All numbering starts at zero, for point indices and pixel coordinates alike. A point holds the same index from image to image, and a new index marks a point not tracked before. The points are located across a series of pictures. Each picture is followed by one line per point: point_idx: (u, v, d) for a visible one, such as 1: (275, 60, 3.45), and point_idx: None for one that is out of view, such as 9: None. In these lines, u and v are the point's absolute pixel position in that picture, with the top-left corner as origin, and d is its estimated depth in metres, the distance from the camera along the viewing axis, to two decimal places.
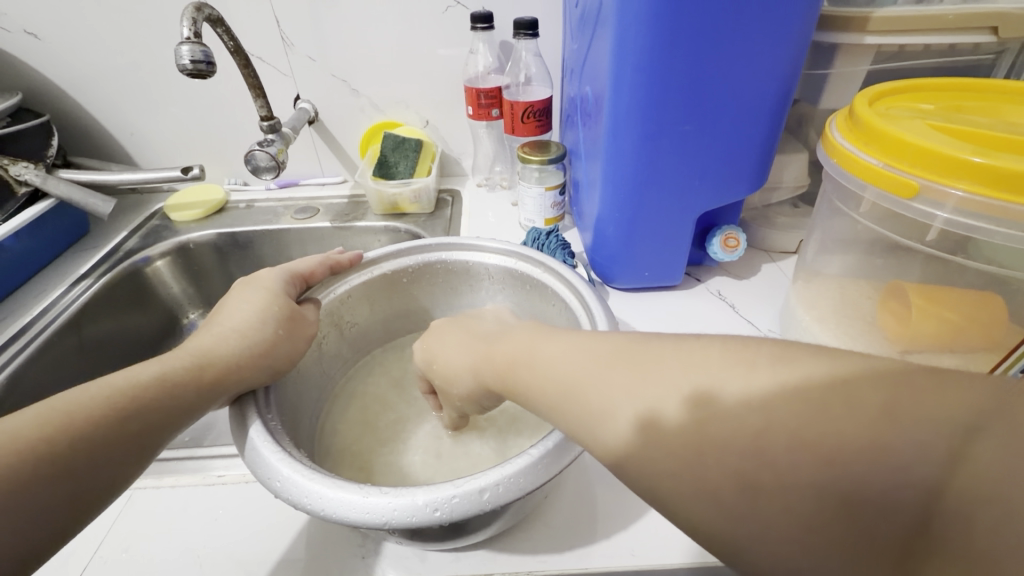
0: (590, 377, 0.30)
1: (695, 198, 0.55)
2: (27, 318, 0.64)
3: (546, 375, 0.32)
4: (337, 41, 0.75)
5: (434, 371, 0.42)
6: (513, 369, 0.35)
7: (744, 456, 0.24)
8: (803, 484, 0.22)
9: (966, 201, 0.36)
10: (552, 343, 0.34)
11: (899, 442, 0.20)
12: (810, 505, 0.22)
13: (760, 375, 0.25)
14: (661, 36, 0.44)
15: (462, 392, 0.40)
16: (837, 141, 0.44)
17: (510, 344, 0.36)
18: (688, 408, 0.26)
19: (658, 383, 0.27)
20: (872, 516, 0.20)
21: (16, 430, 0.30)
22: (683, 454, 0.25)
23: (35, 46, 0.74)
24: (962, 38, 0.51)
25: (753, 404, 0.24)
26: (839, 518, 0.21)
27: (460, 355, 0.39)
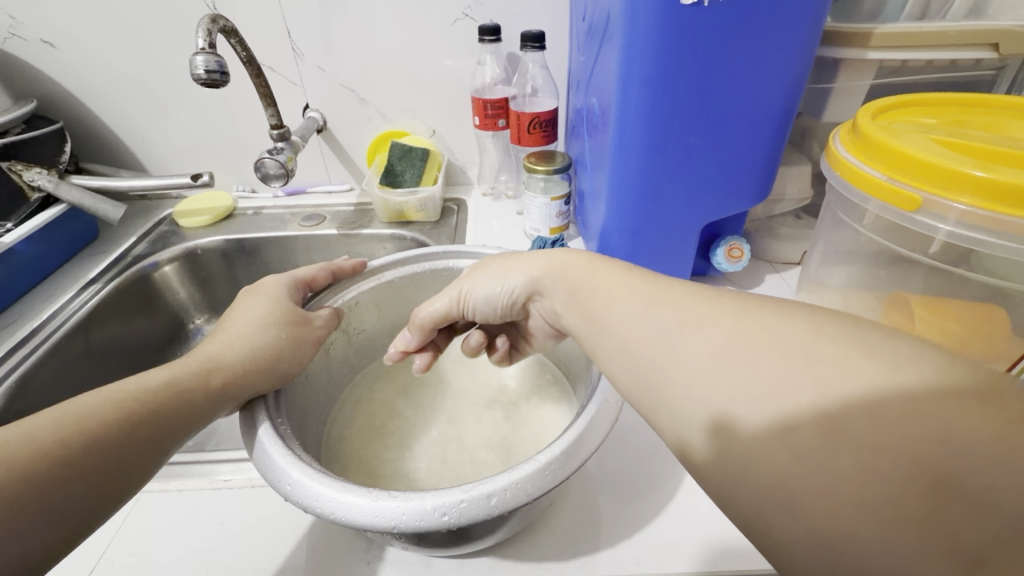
0: (649, 306, 0.29)
1: (700, 208, 0.55)
2: (36, 321, 0.64)
3: (584, 301, 0.33)
4: (346, 52, 0.76)
5: (476, 267, 0.43)
6: (572, 279, 0.34)
7: (795, 407, 0.21)
8: (866, 443, 0.19)
9: (967, 215, 0.36)
10: (595, 278, 0.33)
11: (977, 434, 0.18)
12: (884, 465, 0.18)
13: (817, 360, 0.22)
14: (667, 48, 0.45)
15: (491, 272, 0.40)
16: (840, 155, 0.44)
17: (570, 259, 0.36)
18: (728, 404, 0.23)
19: (697, 352, 0.25)
20: (945, 485, 0.18)
21: (30, 432, 0.30)
22: (712, 451, 0.23)
23: (50, 54, 0.76)
24: (964, 54, 0.52)
25: (807, 396, 0.21)
26: (916, 486, 0.18)
27: (507, 264, 0.40)
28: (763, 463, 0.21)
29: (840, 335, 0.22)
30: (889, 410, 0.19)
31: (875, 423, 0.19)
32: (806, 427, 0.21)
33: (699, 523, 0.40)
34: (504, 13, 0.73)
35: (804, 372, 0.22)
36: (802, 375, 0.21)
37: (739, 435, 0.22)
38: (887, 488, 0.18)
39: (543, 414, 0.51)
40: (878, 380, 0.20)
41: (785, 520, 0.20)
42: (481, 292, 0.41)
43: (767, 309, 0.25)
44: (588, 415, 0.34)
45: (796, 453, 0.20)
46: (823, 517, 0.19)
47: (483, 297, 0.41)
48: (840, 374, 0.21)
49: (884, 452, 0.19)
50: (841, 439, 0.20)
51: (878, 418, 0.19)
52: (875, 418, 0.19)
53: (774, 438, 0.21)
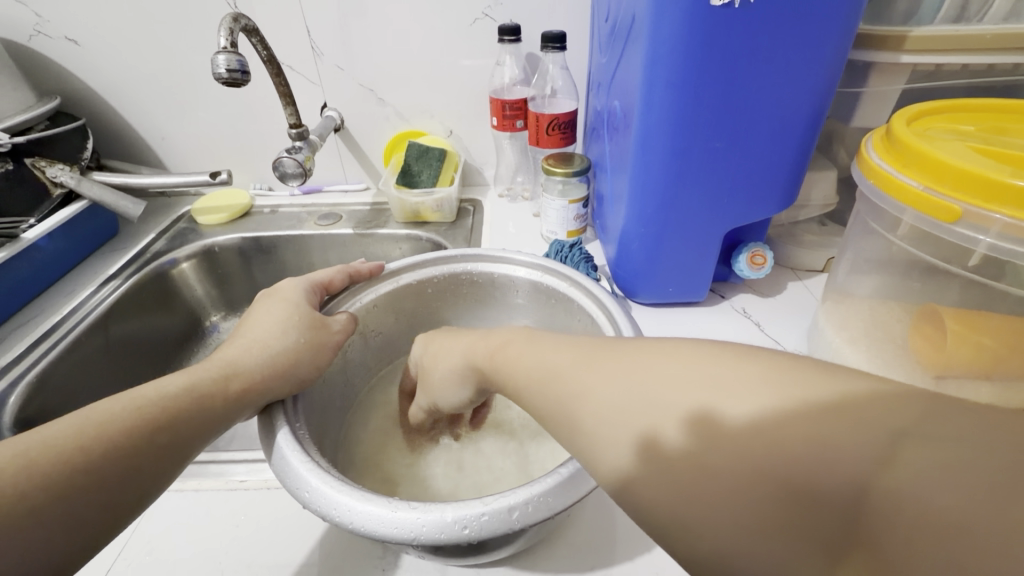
0: (577, 363, 0.31)
1: (723, 214, 0.54)
2: (56, 318, 0.65)
3: (526, 365, 0.34)
4: (365, 51, 0.76)
5: (428, 358, 0.45)
6: (502, 352, 0.36)
7: (695, 434, 0.23)
8: (743, 465, 0.22)
9: (1010, 227, 0.35)
10: (532, 344, 0.35)
11: (836, 438, 0.20)
12: (750, 484, 0.21)
13: (707, 390, 0.24)
14: (693, 52, 0.44)
15: (443, 375, 0.42)
16: (874, 162, 0.43)
17: (505, 332, 0.38)
18: (656, 418, 0.25)
19: (611, 397, 0.27)
20: (805, 505, 0.20)
21: (52, 438, 0.30)
22: (650, 456, 0.25)
23: (74, 52, 0.77)
24: (1001, 59, 0.51)
25: (757, 408, 0.23)
26: (778, 503, 0.20)
27: (451, 356, 0.42)
28: (716, 463, 0.22)
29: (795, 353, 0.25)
30: (829, 412, 0.21)
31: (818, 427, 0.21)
32: (756, 431, 0.22)
33: None
34: (525, 13, 0.73)
35: (752, 384, 0.24)
36: (748, 390, 0.23)
37: (701, 437, 0.23)
38: (759, 489, 0.21)
39: None
40: (819, 390, 0.22)
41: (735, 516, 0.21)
42: (442, 396, 0.43)
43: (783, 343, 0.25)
44: None
45: (745, 452, 0.22)
46: (767, 511, 0.21)
47: (444, 399, 0.43)
48: (786, 384, 0.23)
49: (757, 459, 0.21)
50: (785, 440, 0.21)
51: (819, 417, 0.21)
52: (817, 419, 0.21)
53: (727, 438, 0.23)
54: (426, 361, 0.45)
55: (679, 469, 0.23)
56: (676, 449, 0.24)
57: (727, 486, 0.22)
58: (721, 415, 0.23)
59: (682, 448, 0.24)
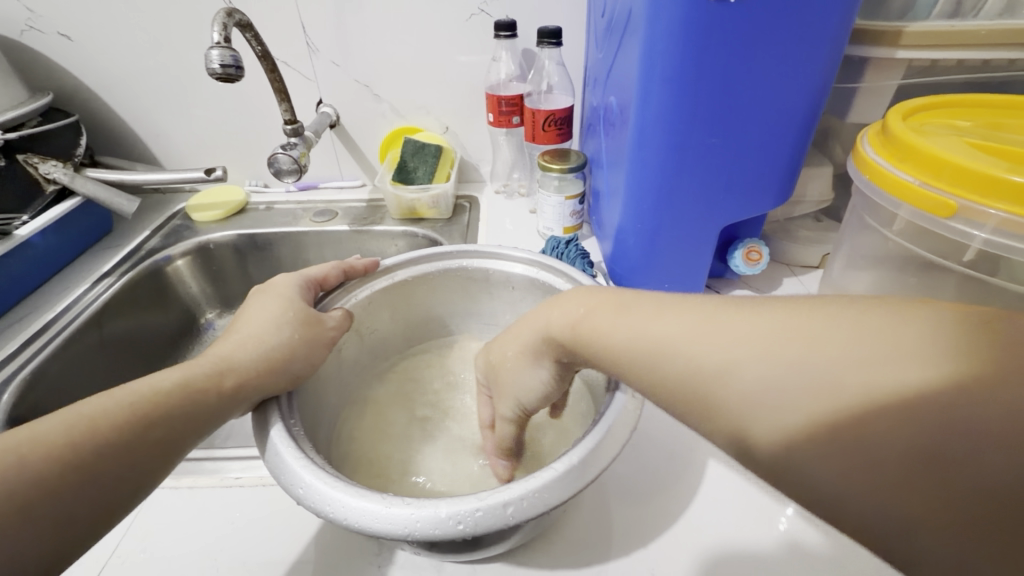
0: (651, 338, 0.29)
1: (720, 210, 0.54)
2: (50, 315, 0.65)
3: (611, 333, 0.30)
4: (361, 47, 0.76)
5: (500, 372, 0.40)
6: (582, 324, 0.32)
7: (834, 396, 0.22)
8: (908, 430, 0.20)
9: (1005, 222, 0.35)
10: (611, 311, 0.31)
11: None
12: (911, 451, 0.20)
13: (847, 349, 0.22)
14: (690, 47, 0.44)
15: (514, 374, 0.38)
16: (870, 157, 0.43)
17: (594, 301, 0.33)
18: (788, 382, 0.23)
19: (729, 355, 0.25)
20: (979, 467, 0.19)
21: (44, 434, 0.30)
22: (784, 416, 0.23)
23: (67, 47, 0.76)
24: (997, 54, 0.51)
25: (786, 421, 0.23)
26: (949, 468, 0.19)
27: (523, 352, 0.37)
28: (772, 472, 0.24)
29: (816, 330, 0.23)
30: (863, 415, 0.21)
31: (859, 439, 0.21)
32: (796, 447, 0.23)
33: (715, 528, 0.39)
34: (521, 8, 0.72)
35: (771, 387, 0.24)
36: (773, 399, 0.24)
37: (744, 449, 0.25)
38: (929, 455, 0.20)
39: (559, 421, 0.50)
40: (909, 366, 0.21)
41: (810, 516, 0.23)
42: (525, 397, 0.38)
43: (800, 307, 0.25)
44: (606, 424, 0.33)
45: (796, 464, 0.23)
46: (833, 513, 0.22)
47: (526, 395, 0.38)
48: (811, 381, 0.23)
49: (920, 426, 0.20)
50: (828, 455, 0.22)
51: (856, 431, 0.21)
52: (857, 427, 0.21)
53: (808, 430, 0.22)
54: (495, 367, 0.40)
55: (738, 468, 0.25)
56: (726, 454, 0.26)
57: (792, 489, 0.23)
58: (755, 432, 0.24)
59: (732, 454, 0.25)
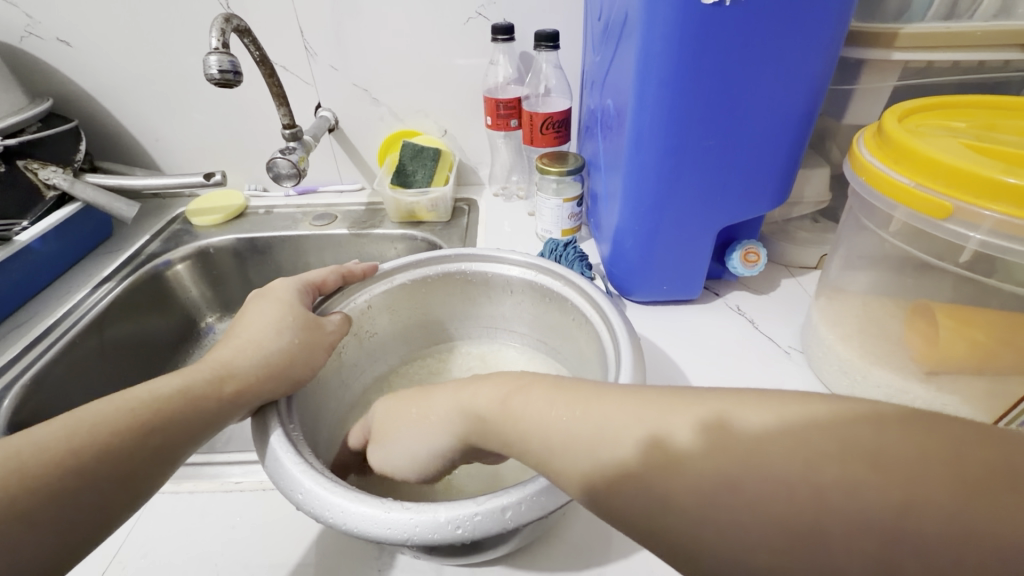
0: (611, 384, 0.30)
1: (717, 212, 0.54)
2: (50, 320, 0.65)
3: (528, 415, 0.31)
4: (359, 51, 0.76)
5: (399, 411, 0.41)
6: (500, 405, 0.33)
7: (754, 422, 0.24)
8: (811, 454, 0.22)
9: (1001, 223, 0.35)
10: (539, 388, 0.32)
11: (908, 451, 0.21)
12: (815, 472, 0.22)
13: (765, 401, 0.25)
14: (686, 50, 0.44)
15: (426, 421, 0.37)
16: (865, 159, 0.43)
17: (510, 390, 0.33)
18: (701, 413, 0.26)
19: (664, 394, 0.28)
20: (862, 502, 0.21)
21: (45, 440, 0.30)
22: (685, 440, 0.25)
23: (67, 54, 0.76)
24: (992, 55, 0.51)
25: (774, 417, 0.24)
26: (835, 494, 0.21)
27: (429, 412, 0.38)
28: (751, 488, 0.23)
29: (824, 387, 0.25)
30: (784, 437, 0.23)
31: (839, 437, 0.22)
32: (781, 440, 0.23)
33: None
34: (519, 12, 0.72)
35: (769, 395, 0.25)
36: (775, 412, 0.24)
37: (718, 443, 0.24)
38: (822, 477, 0.22)
39: None
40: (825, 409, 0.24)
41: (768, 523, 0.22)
42: (401, 447, 0.39)
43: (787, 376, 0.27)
44: None
45: (777, 475, 0.22)
46: (804, 515, 0.21)
47: (405, 452, 0.38)
48: (815, 408, 0.24)
49: (823, 452, 0.22)
50: (813, 450, 0.22)
51: (850, 458, 0.22)
52: (770, 446, 0.23)
53: (740, 437, 0.24)
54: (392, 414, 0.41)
55: (695, 466, 0.24)
56: (690, 450, 0.25)
57: (761, 487, 0.22)
58: (741, 420, 0.25)
59: (698, 449, 0.24)
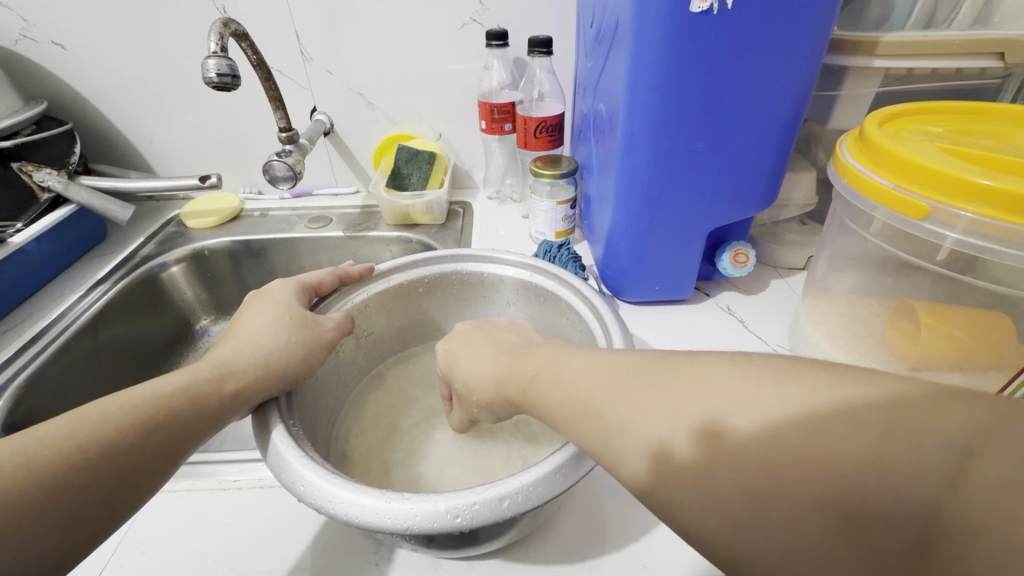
0: (600, 392, 0.31)
1: (706, 214, 0.56)
2: (44, 322, 0.65)
3: (559, 388, 0.34)
4: (356, 56, 0.77)
5: (455, 377, 0.43)
6: (529, 379, 0.36)
7: (750, 471, 0.24)
8: (806, 498, 0.22)
9: (975, 223, 0.37)
10: (565, 361, 0.35)
11: (902, 461, 0.21)
12: (813, 519, 0.22)
13: (749, 419, 0.25)
14: (675, 56, 0.46)
15: (476, 394, 0.41)
16: (848, 162, 0.45)
17: (535, 355, 0.38)
18: (684, 452, 0.26)
19: (649, 425, 0.28)
20: (874, 532, 0.21)
21: (49, 437, 0.31)
22: (677, 486, 0.26)
23: (61, 56, 0.76)
24: (970, 63, 0.53)
25: (756, 443, 0.24)
26: (843, 535, 0.21)
27: (473, 376, 0.41)
28: (763, 537, 0.23)
29: (798, 390, 0.25)
30: (775, 479, 0.23)
31: (819, 485, 0.22)
32: (766, 459, 0.24)
33: None
34: (512, 18, 0.74)
35: (743, 430, 0.25)
36: (762, 444, 0.24)
37: (703, 479, 0.25)
38: (826, 522, 0.22)
39: None
40: (801, 431, 0.24)
41: (751, 537, 0.24)
42: (481, 414, 0.42)
43: (775, 364, 0.27)
44: None
45: (784, 522, 0.23)
46: (787, 553, 0.23)
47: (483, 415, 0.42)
48: (801, 431, 0.24)
49: (820, 493, 0.22)
50: (810, 488, 0.22)
51: (846, 490, 0.22)
52: (765, 489, 0.23)
53: (724, 483, 0.24)
54: (457, 383, 0.43)
55: (676, 498, 0.26)
56: (687, 485, 0.26)
57: (740, 523, 0.24)
58: (728, 431, 0.25)
59: (692, 485, 0.25)
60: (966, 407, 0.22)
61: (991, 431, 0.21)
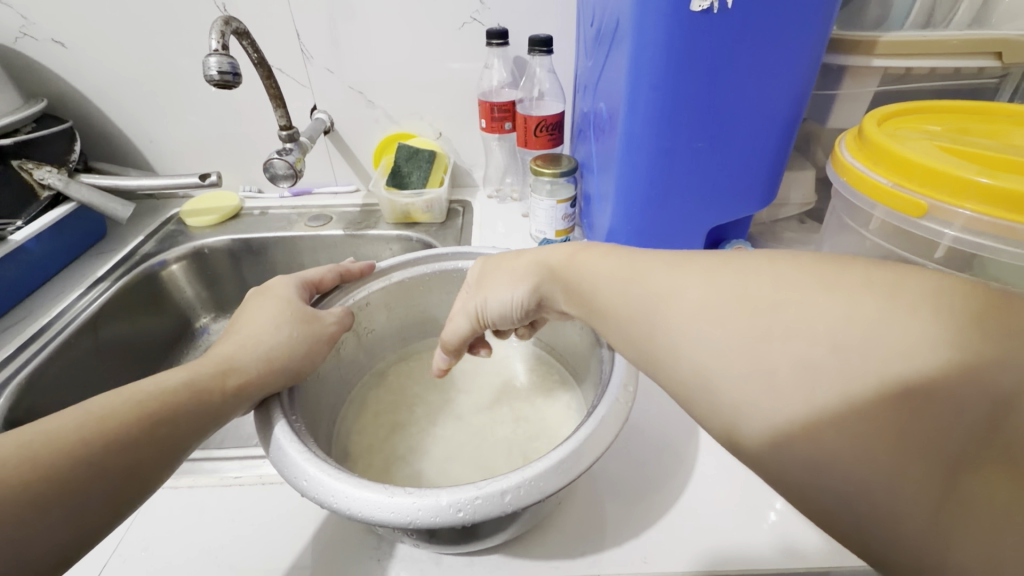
0: (660, 270, 0.31)
1: (706, 213, 0.56)
2: (44, 319, 0.65)
3: (606, 272, 0.34)
4: (356, 55, 0.77)
5: (478, 289, 0.42)
6: (571, 268, 0.36)
7: (816, 346, 0.24)
8: (873, 378, 0.22)
9: (973, 221, 0.37)
10: (613, 254, 0.35)
11: (982, 356, 0.21)
12: (875, 398, 0.22)
13: (824, 297, 0.25)
14: (675, 55, 0.46)
15: (499, 296, 0.40)
16: (846, 160, 0.45)
17: (576, 251, 0.37)
18: (742, 319, 0.26)
19: (706, 297, 0.28)
20: (935, 416, 0.21)
21: (53, 431, 0.31)
22: (723, 354, 0.26)
23: (61, 54, 0.76)
24: (969, 62, 0.53)
25: (828, 320, 0.24)
26: (904, 413, 0.21)
27: (501, 278, 0.40)
28: (814, 409, 0.23)
29: (876, 278, 0.24)
30: (842, 355, 0.23)
31: (888, 359, 0.22)
32: (814, 410, 0.23)
33: (706, 526, 0.40)
34: (513, 17, 0.74)
35: (813, 311, 0.24)
36: (831, 321, 0.24)
37: (758, 344, 0.25)
38: (888, 404, 0.22)
39: (551, 417, 0.52)
40: (875, 312, 0.23)
41: (801, 436, 0.23)
42: (499, 319, 0.42)
43: (852, 260, 0.26)
44: (598, 415, 0.34)
45: (842, 403, 0.23)
46: (837, 431, 0.22)
47: (501, 320, 0.42)
48: (877, 312, 0.23)
49: (891, 376, 0.22)
50: (877, 363, 0.22)
51: (918, 374, 0.21)
52: (828, 366, 0.23)
53: (783, 355, 0.24)
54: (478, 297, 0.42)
55: (724, 365, 0.26)
56: (737, 353, 0.26)
57: (791, 397, 0.24)
58: (775, 385, 0.24)
59: (742, 351, 0.26)
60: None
61: None
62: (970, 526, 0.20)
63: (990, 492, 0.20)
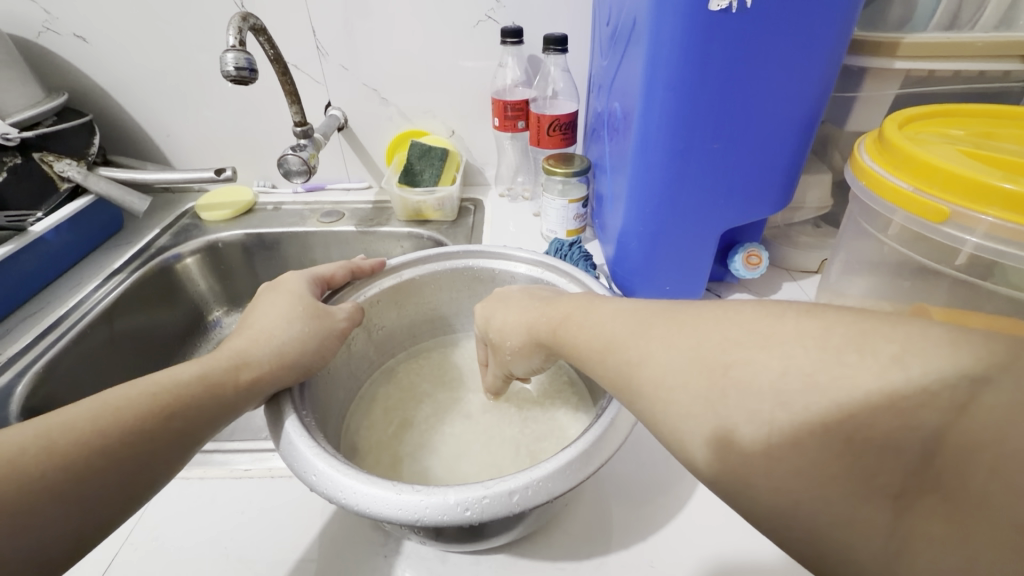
0: (627, 333, 0.32)
1: (719, 215, 0.56)
2: (62, 310, 0.66)
3: (590, 330, 0.35)
4: (371, 52, 0.77)
5: (491, 329, 0.44)
6: (562, 327, 0.37)
7: (762, 400, 0.24)
8: (813, 421, 0.22)
9: (995, 227, 0.36)
10: (599, 308, 0.36)
11: (906, 390, 0.20)
12: (817, 441, 0.22)
13: (764, 352, 0.25)
14: (693, 53, 0.45)
15: (513, 347, 0.42)
16: (867, 164, 0.44)
17: (567, 304, 0.39)
18: (701, 380, 0.26)
19: (669, 360, 0.28)
20: (876, 456, 0.20)
21: (71, 421, 0.31)
22: (687, 410, 0.26)
23: (82, 49, 0.78)
24: (993, 65, 0.52)
25: (775, 372, 0.24)
26: (844, 457, 0.21)
27: (509, 331, 0.42)
28: (765, 454, 0.23)
29: (809, 324, 0.24)
30: (787, 405, 0.23)
31: (829, 406, 0.22)
32: (768, 460, 0.23)
33: (715, 530, 0.40)
34: (528, 16, 0.74)
35: (760, 363, 0.24)
36: (776, 372, 0.24)
37: (715, 398, 0.25)
38: (827, 445, 0.22)
39: (558, 417, 0.52)
40: (815, 360, 0.23)
41: (757, 481, 0.23)
42: (517, 366, 0.44)
43: (795, 305, 0.26)
44: (605, 419, 0.34)
45: (787, 448, 0.23)
46: (788, 477, 0.22)
47: (520, 367, 0.44)
48: (811, 363, 0.23)
49: (827, 418, 0.22)
50: (816, 410, 0.22)
51: (852, 416, 0.21)
52: (773, 416, 0.23)
53: (736, 407, 0.25)
54: (492, 336, 0.45)
55: (688, 421, 0.26)
56: (699, 412, 0.26)
57: (748, 446, 0.24)
58: (735, 437, 0.24)
59: (699, 410, 0.26)
60: (978, 340, 0.20)
61: (1003, 364, 0.19)
62: (926, 565, 0.19)
63: (939, 527, 0.19)
